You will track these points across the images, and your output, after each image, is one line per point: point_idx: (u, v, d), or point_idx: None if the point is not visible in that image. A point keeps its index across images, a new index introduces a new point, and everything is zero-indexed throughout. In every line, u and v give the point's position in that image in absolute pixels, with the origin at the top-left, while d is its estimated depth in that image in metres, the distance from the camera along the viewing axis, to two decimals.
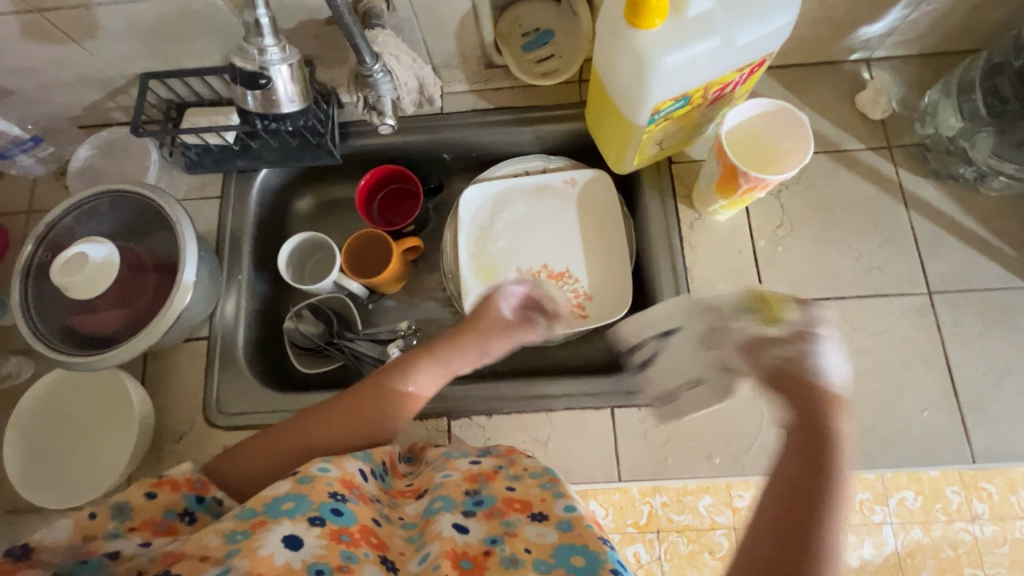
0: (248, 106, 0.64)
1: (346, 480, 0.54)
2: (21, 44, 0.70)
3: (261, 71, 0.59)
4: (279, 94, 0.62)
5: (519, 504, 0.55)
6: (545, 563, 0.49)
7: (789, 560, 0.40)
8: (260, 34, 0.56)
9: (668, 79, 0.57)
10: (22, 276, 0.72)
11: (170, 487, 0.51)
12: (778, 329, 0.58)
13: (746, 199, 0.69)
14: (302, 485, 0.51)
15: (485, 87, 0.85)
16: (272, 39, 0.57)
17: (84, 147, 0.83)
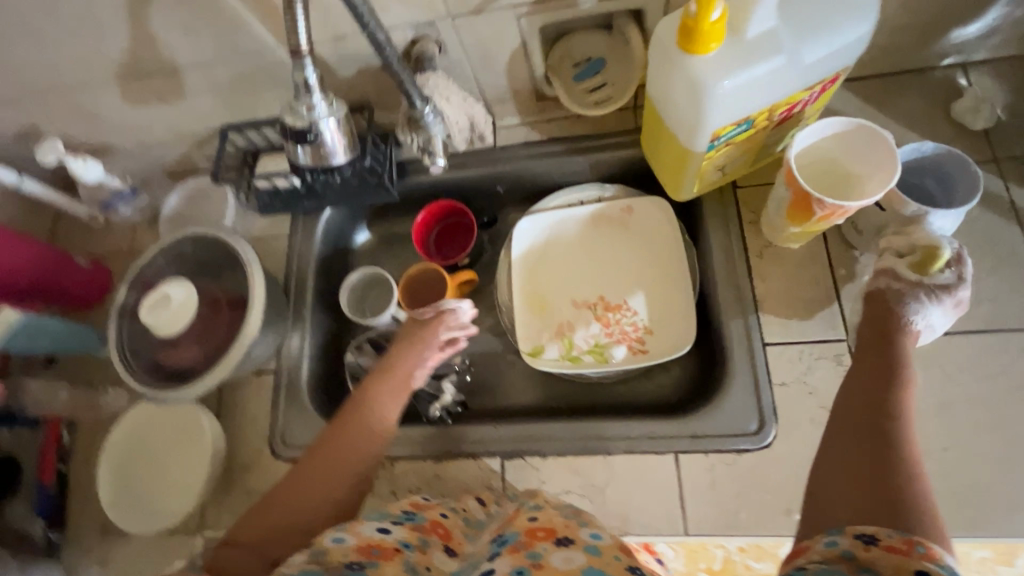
0: (297, 160, 0.61)
1: (363, 545, 0.53)
2: (121, 107, 0.79)
3: (308, 127, 0.56)
4: (329, 145, 0.59)
5: (542, 531, 0.52)
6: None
7: (861, 462, 0.46)
8: (308, 91, 0.54)
9: (726, 104, 0.54)
10: (120, 316, 0.79)
11: None
12: (917, 280, 0.57)
13: (822, 226, 0.63)
14: (316, 558, 0.51)
15: (537, 118, 0.85)
16: (321, 94, 0.55)
17: (173, 194, 0.90)
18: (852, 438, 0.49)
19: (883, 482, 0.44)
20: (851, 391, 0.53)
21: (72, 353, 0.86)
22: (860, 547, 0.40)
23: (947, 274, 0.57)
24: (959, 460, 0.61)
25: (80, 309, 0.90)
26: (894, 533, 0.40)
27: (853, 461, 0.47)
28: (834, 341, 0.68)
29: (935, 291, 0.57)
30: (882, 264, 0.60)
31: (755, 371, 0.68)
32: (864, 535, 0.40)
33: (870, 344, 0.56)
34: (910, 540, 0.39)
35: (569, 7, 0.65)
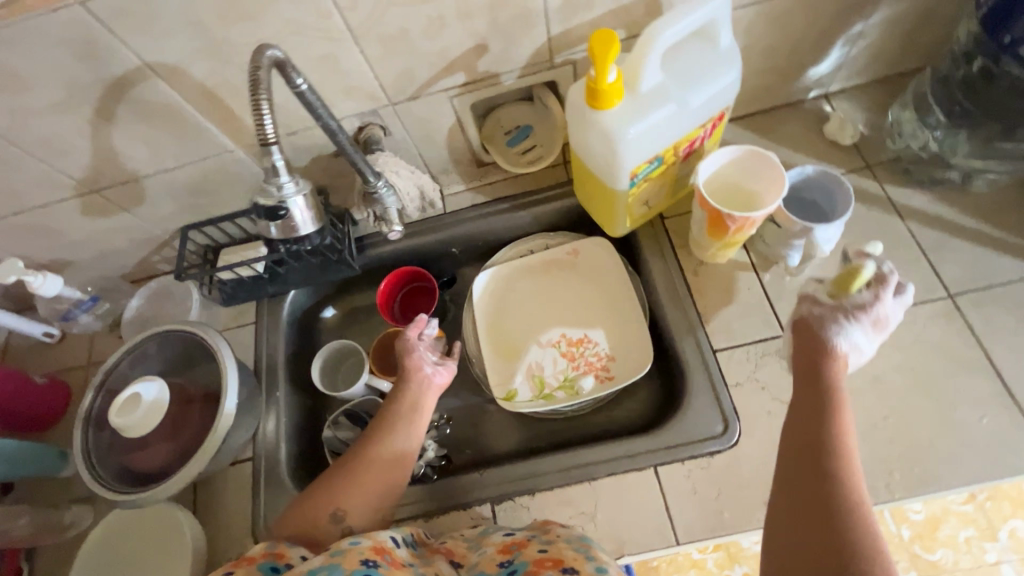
0: (271, 235, 0.67)
1: (378, 547, 0.55)
2: (80, 221, 0.82)
3: (280, 205, 0.63)
4: (297, 221, 0.66)
5: (550, 562, 0.54)
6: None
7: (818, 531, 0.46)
8: (277, 174, 0.60)
9: (637, 146, 0.63)
10: (84, 424, 0.77)
11: (246, 563, 0.52)
12: (838, 299, 0.60)
13: (739, 239, 0.72)
14: (335, 556, 0.51)
15: (480, 183, 0.94)
16: (289, 176, 0.62)
17: (136, 298, 0.91)
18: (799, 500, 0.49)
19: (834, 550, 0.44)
20: (794, 437, 0.54)
21: (31, 476, 0.82)
22: None
23: (864, 294, 0.59)
24: (899, 424, 0.68)
25: (38, 429, 0.87)
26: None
27: (803, 529, 0.47)
28: (773, 338, 0.75)
29: (859, 314, 0.59)
30: (806, 291, 0.63)
31: (711, 377, 0.74)
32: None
33: (805, 384, 0.58)
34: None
35: (492, 85, 0.74)
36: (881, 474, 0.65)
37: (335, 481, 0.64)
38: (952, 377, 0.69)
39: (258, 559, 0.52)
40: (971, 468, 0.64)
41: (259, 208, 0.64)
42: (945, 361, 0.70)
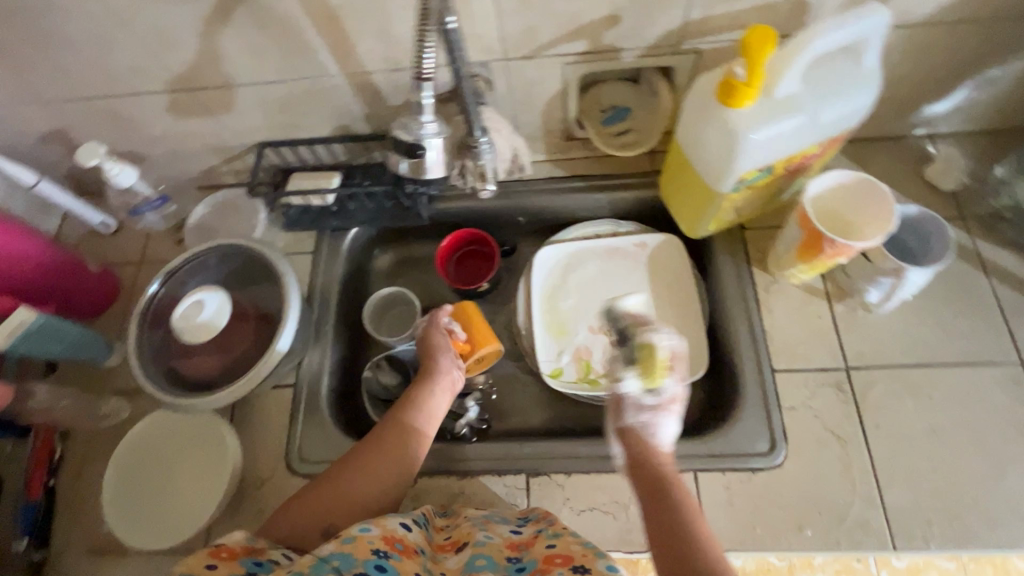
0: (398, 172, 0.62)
1: (388, 537, 0.56)
2: (164, 117, 0.80)
3: (418, 143, 0.59)
4: (429, 163, 0.61)
5: (559, 559, 0.56)
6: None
7: None
8: (421, 112, 0.57)
9: (755, 152, 0.62)
10: (141, 319, 0.78)
11: (228, 555, 0.51)
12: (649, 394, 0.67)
13: (827, 264, 0.71)
14: (345, 544, 0.52)
15: (561, 157, 0.91)
16: (431, 116, 0.58)
17: (200, 206, 0.91)
18: None
19: None
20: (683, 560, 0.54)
21: (76, 361, 0.83)
22: None
23: (672, 386, 0.68)
24: (946, 478, 0.68)
25: (86, 316, 0.88)
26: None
27: None
28: (835, 370, 0.75)
29: (665, 406, 0.68)
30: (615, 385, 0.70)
31: (766, 396, 0.74)
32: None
33: (653, 502, 0.61)
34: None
35: (611, 60, 0.73)
36: (919, 522, 0.66)
37: (332, 494, 0.63)
38: (1008, 443, 0.69)
39: (238, 555, 0.52)
40: (1010, 533, 0.65)
41: (396, 143, 0.60)
42: (1003, 426, 0.69)
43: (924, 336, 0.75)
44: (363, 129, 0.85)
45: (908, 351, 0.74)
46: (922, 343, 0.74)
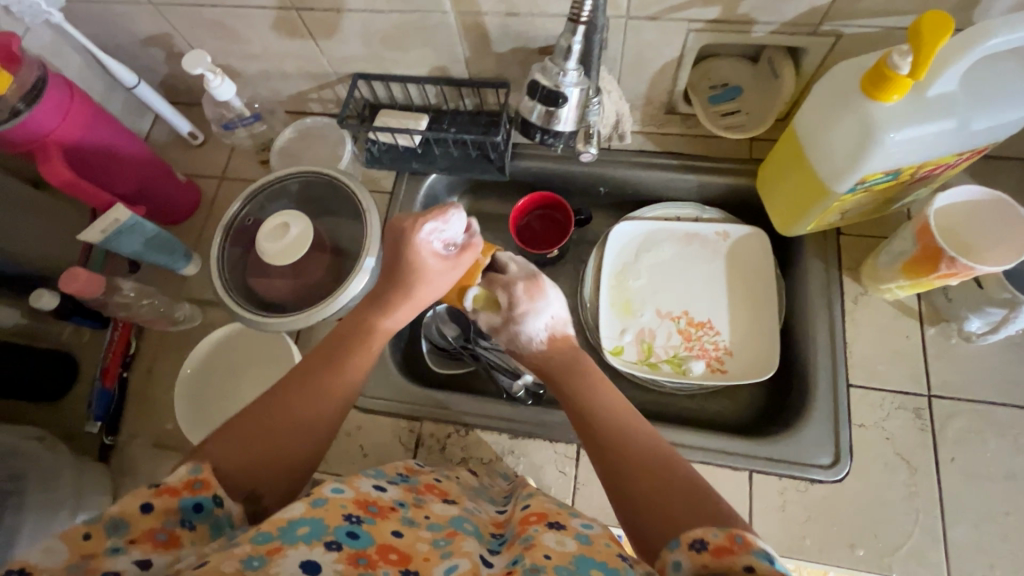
0: (527, 117, 0.62)
1: (361, 501, 0.53)
2: (267, 34, 0.79)
3: (557, 90, 0.58)
4: (562, 118, 0.60)
5: (534, 516, 0.54)
6: (566, 569, 0.45)
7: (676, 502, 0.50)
8: (565, 58, 0.55)
9: (890, 152, 0.57)
10: (225, 231, 0.80)
11: (169, 493, 0.47)
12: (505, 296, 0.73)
13: (932, 284, 0.67)
14: (315, 508, 0.49)
15: (656, 130, 0.87)
16: (575, 64, 0.56)
17: (287, 130, 0.90)
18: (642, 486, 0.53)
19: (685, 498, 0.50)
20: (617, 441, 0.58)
21: (156, 265, 0.85)
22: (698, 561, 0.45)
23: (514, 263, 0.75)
24: (1018, 525, 0.65)
25: (169, 222, 0.90)
26: (718, 530, 0.46)
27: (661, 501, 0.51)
28: (916, 395, 0.71)
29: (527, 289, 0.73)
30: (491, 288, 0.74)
31: (837, 410, 0.71)
32: (696, 542, 0.46)
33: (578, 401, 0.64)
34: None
35: (740, 32, 0.68)
36: (980, 564, 0.64)
37: (265, 428, 0.56)
38: None
39: (181, 492, 0.48)
40: None
41: (534, 85, 0.59)
42: None
43: (1020, 376, 0.70)
44: (458, 73, 0.82)
45: (999, 389, 0.70)
46: (1016, 383, 0.70)
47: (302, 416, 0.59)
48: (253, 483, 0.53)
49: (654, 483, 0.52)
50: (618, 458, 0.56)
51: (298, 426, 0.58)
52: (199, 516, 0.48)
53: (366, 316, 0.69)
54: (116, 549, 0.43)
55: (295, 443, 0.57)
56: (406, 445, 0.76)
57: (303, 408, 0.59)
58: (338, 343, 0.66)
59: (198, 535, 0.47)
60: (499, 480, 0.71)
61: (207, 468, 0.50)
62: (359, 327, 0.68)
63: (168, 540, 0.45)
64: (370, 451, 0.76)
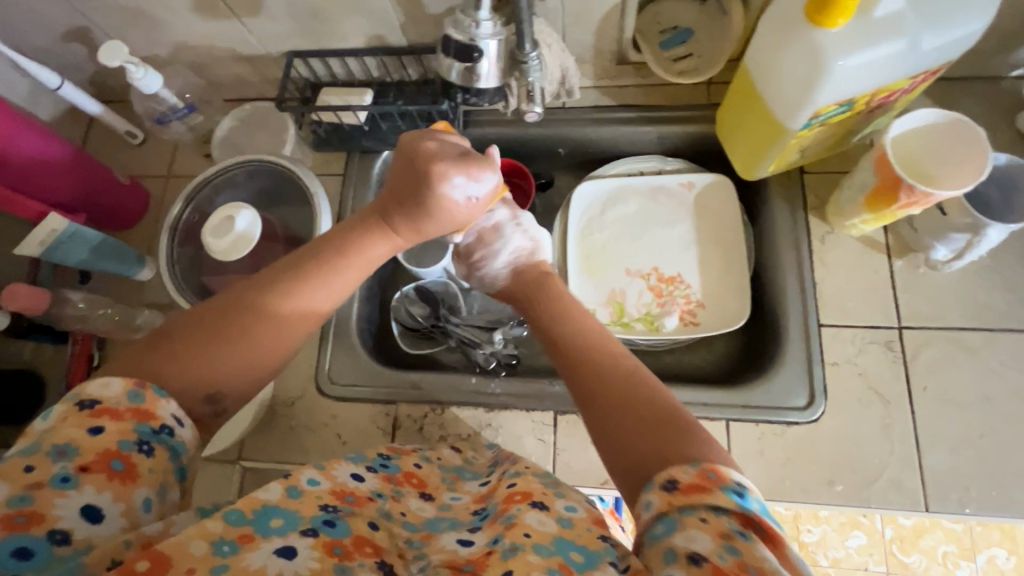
0: (450, 78, 0.61)
1: (338, 491, 0.51)
2: (189, 18, 0.75)
3: (473, 43, 0.57)
4: (483, 73, 0.59)
5: (519, 496, 0.51)
6: (545, 547, 0.43)
7: (658, 433, 0.47)
8: (478, 6, 0.55)
9: (841, 81, 0.55)
10: (171, 233, 0.76)
11: (114, 418, 0.44)
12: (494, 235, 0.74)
13: (895, 216, 0.66)
14: (292, 499, 0.47)
15: (610, 83, 0.84)
16: (488, 13, 0.56)
17: (227, 119, 0.86)
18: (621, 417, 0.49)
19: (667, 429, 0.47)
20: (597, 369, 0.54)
21: (108, 272, 0.82)
22: (666, 500, 0.42)
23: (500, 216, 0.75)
24: (991, 446, 0.65)
25: (115, 228, 0.87)
26: (690, 468, 0.43)
27: (639, 433, 0.48)
28: (887, 328, 0.71)
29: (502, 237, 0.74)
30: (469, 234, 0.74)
31: (810, 350, 0.71)
32: (668, 483, 0.42)
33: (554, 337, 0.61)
34: (749, 520, 0.39)
35: None
36: (956, 487, 0.64)
37: (228, 335, 0.51)
38: None
39: (126, 419, 0.45)
40: None
41: (450, 42, 0.58)
42: None
43: (990, 300, 0.70)
44: (397, 41, 0.78)
45: (970, 314, 0.70)
46: (985, 306, 0.70)
47: (273, 332, 0.53)
48: (211, 386, 0.50)
49: (635, 414, 0.49)
50: (601, 390, 0.52)
51: (266, 340, 0.53)
52: (155, 438, 0.45)
53: (347, 228, 0.60)
54: (65, 480, 0.41)
55: (263, 355, 0.53)
56: (383, 430, 0.75)
57: (270, 324, 0.53)
58: (318, 250, 0.58)
59: (152, 464, 0.44)
60: (484, 451, 0.71)
61: (151, 396, 0.46)
62: (341, 237, 0.59)
63: (123, 468, 0.43)
64: (348, 438, 0.76)
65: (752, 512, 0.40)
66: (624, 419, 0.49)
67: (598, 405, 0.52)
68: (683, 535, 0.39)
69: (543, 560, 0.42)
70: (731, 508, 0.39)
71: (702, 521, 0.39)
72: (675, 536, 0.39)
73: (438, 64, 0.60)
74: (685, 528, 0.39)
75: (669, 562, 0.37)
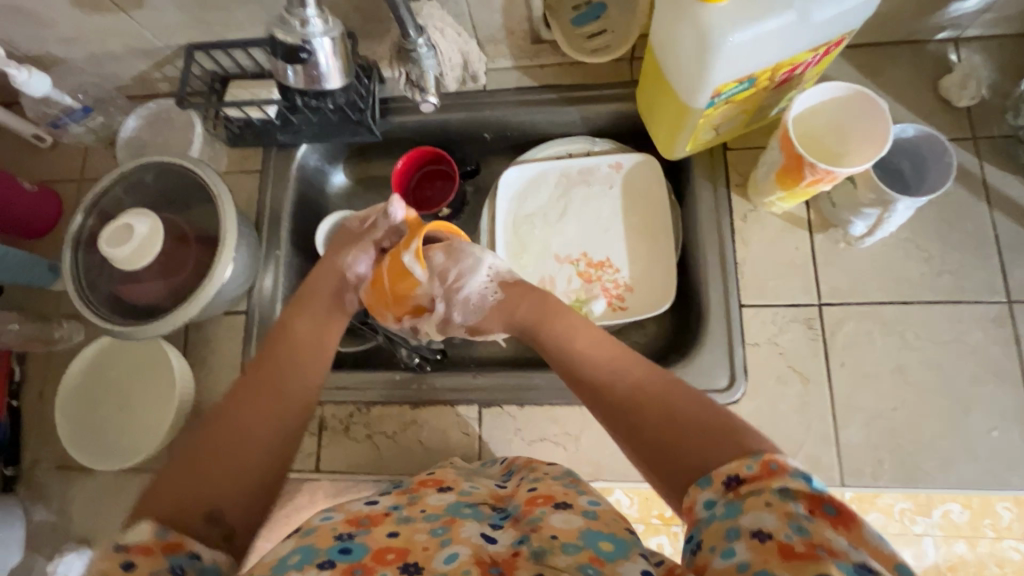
0: (288, 80, 0.62)
1: (352, 518, 0.50)
2: (74, 13, 0.71)
3: (303, 45, 0.57)
4: (320, 68, 0.60)
5: (541, 498, 0.52)
6: (574, 545, 0.45)
7: (709, 436, 0.46)
8: (302, 5, 0.55)
9: (734, 58, 0.53)
10: (74, 245, 0.73)
11: (144, 552, 0.41)
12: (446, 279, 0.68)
13: (809, 192, 0.64)
14: (306, 537, 0.48)
15: (530, 64, 0.80)
16: (315, 10, 0.56)
17: (131, 118, 0.83)
18: (668, 428, 0.48)
19: (714, 432, 0.46)
20: (623, 390, 0.53)
21: (20, 285, 0.80)
22: (732, 493, 0.42)
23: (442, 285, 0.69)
24: (906, 417, 0.66)
25: (26, 238, 0.84)
26: (752, 460, 0.43)
27: (692, 441, 0.46)
28: (806, 306, 0.70)
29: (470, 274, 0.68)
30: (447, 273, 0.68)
31: (730, 330, 0.70)
32: (730, 479, 0.43)
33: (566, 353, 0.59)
34: (818, 499, 0.38)
35: None
36: (870, 461, 0.65)
37: (205, 450, 0.50)
38: (978, 385, 0.66)
39: (157, 551, 0.42)
40: (963, 474, 0.64)
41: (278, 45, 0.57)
42: (975, 367, 0.66)
43: (907, 272, 0.69)
44: None
45: (887, 288, 0.69)
46: (902, 279, 0.69)
47: (245, 426, 0.52)
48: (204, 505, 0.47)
49: (687, 426, 0.48)
50: (638, 405, 0.51)
51: (237, 448, 0.51)
52: (189, 556, 0.43)
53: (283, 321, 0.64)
54: None
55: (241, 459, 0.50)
56: (310, 431, 0.75)
57: (238, 419, 0.53)
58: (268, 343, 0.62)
59: None
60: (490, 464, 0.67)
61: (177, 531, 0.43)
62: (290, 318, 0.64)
63: None
64: None
65: (819, 490, 0.39)
66: (679, 435, 0.47)
67: (638, 426, 0.50)
68: (749, 516, 0.39)
69: (574, 558, 0.44)
70: (797, 489, 0.39)
71: (768, 504, 0.39)
72: (740, 518, 0.39)
73: (275, 70, 0.63)
74: (750, 513, 0.39)
75: (733, 543, 0.38)
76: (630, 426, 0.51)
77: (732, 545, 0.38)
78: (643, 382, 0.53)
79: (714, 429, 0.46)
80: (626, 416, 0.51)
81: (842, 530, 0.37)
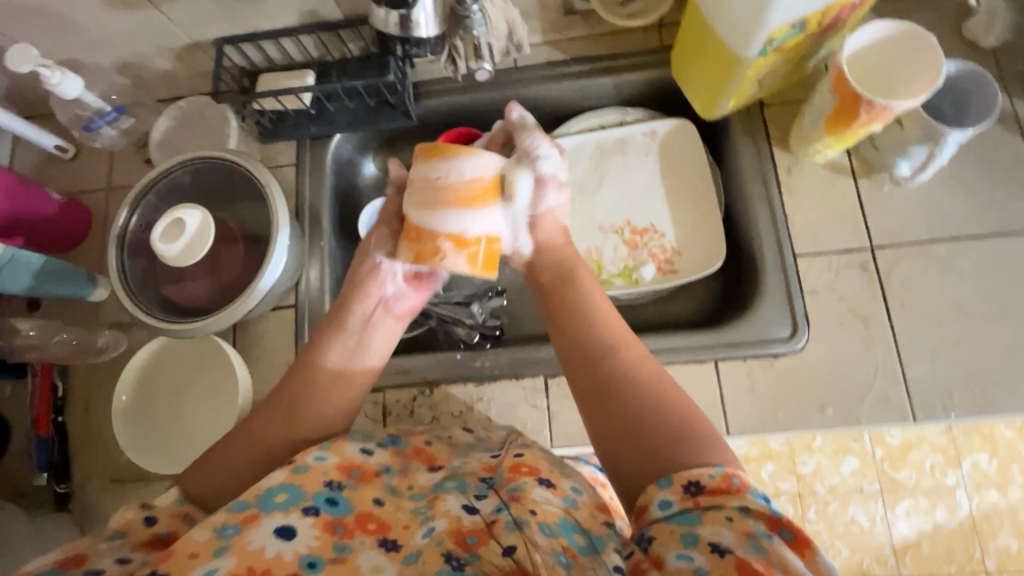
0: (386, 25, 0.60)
1: (345, 465, 0.51)
2: (105, 12, 0.70)
3: None
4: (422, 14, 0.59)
5: (525, 468, 0.50)
6: (550, 527, 0.44)
7: (679, 440, 0.47)
8: None
9: (790, 3, 0.54)
10: (119, 245, 0.72)
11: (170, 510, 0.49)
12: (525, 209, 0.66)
13: (858, 134, 0.65)
14: (296, 474, 0.48)
15: (561, 37, 0.81)
16: None
17: (162, 119, 0.82)
18: (645, 417, 0.49)
19: (684, 439, 0.47)
20: (612, 367, 0.53)
21: (57, 296, 0.77)
22: (687, 499, 0.43)
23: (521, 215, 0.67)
24: (969, 349, 0.67)
25: (59, 250, 0.82)
26: (714, 471, 0.44)
27: (662, 438, 0.47)
28: (860, 250, 0.71)
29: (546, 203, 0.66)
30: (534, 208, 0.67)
31: (788, 281, 0.71)
32: (691, 484, 0.43)
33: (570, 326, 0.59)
34: (777, 522, 0.40)
35: None
36: (939, 395, 0.66)
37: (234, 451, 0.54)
38: None
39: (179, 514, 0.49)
40: None
41: None
42: None
43: (953, 210, 0.71)
44: (332, 15, 0.74)
45: (937, 227, 0.71)
46: (950, 216, 0.71)
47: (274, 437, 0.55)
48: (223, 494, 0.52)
49: (661, 423, 0.48)
50: (623, 387, 0.52)
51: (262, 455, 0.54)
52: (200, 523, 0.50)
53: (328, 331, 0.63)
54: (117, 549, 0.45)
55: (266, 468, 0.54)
56: (374, 419, 0.74)
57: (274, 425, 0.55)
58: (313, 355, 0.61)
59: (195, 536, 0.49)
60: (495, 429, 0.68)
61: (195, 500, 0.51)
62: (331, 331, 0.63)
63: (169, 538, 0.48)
64: None
65: (778, 514, 0.41)
66: (647, 427, 0.48)
67: (616, 404, 0.51)
68: (708, 528, 0.40)
69: (548, 541, 0.43)
70: (758, 510, 0.41)
71: (728, 519, 0.40)
72: (699, 527, 0.40)
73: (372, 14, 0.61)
74: (709, 525, 0.40)
75: (691, 548, 0.39)
76: (610, 404, 0.51)
77: (688, 549, 0.39)
78: (634, 369, 0.53)
79: (684, 438, 0.47)
80: (608, 393, 0.52)
81: (798, 553, 0.39)
